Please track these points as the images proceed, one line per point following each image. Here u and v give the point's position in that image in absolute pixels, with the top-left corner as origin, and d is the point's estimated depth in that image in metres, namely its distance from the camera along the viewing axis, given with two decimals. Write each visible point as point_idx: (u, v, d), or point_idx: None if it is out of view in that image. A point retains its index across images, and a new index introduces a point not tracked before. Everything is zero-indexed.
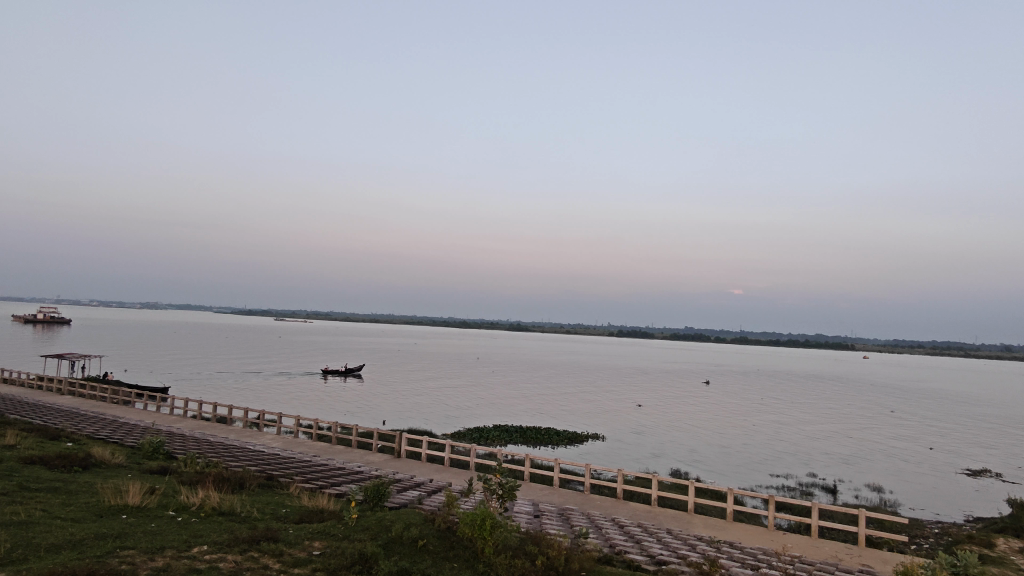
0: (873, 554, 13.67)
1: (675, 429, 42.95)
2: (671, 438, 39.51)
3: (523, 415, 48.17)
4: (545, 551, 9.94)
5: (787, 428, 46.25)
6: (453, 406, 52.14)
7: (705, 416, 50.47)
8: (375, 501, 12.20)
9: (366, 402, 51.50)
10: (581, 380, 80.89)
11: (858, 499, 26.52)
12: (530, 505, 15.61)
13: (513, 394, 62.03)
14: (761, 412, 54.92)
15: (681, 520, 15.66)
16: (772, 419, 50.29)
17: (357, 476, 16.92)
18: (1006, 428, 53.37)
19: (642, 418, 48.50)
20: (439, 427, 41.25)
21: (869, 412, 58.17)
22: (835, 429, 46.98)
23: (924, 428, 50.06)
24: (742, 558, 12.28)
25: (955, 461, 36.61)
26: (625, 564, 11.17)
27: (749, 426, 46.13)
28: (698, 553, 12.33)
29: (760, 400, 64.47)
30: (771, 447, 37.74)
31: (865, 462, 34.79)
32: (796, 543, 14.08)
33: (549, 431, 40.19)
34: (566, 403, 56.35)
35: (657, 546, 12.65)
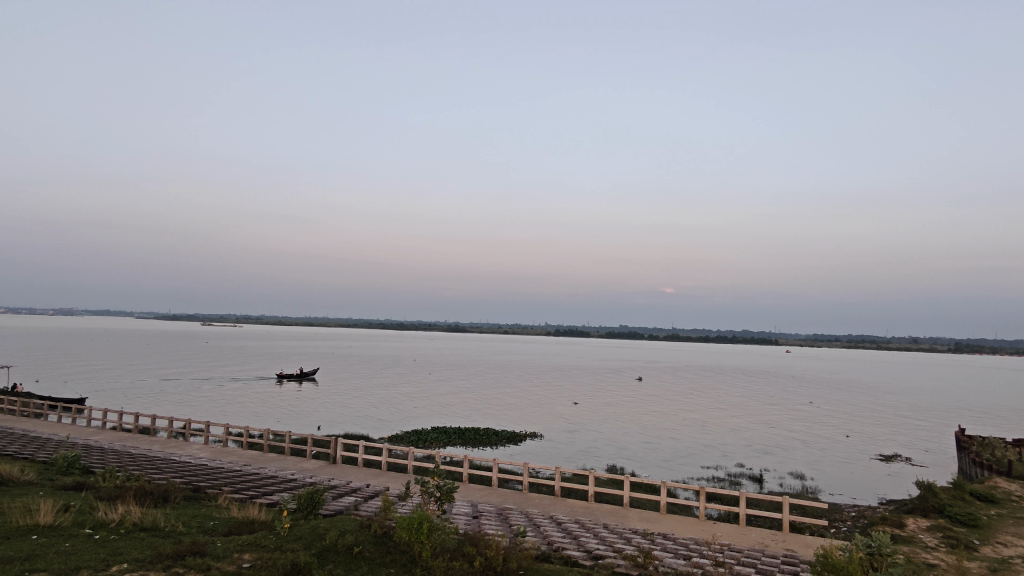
0: (796, 539, 14.27)
1: (610, 426, 43.85)
2: (606, 434, 40.28)
3: (461, 416, 48.05)
4: (483, 552, 9.93)
5: (717, 421, 47.98)
6: (390, 408, 51.45)
7: (639, 412, 51.80)
8: (309, 509, 11.92)
9: (300, 407, 50.21)
10: (519, 379, 81.39)
11: (783, 487, 27.74)
12: (469, 506, 15.59)
13: (450, 395, 61.84)
14: (691, 406, 56.76)
15: (617, 514, 15.98)
16: (702, 413, 52.06)
17: (289, 484, 16.43)
18: (912, 415, 57.17)
19: (579, 415, 49.29)
20: (377, 431, 40.64)
21: (791, 404, 61.08)
22: (760, 421, 49.11)
23: (841, 417, 52.92)
24: (675, 549, 12.65)
25: (869, 448, 38.90)
26: (562, 560, 11.30)
27: (681, 420, 47.56)
28: (633, 546, 12.60)
29: (690, 395, 66.68)
30: (701, 440, 39.06)
31: (787, 451, 36.45)
32: (725, 532, 14.59)
33: (488, 431, 40.24)
34: (504, 403, 56.67)
35: (594, 542, 12.85)
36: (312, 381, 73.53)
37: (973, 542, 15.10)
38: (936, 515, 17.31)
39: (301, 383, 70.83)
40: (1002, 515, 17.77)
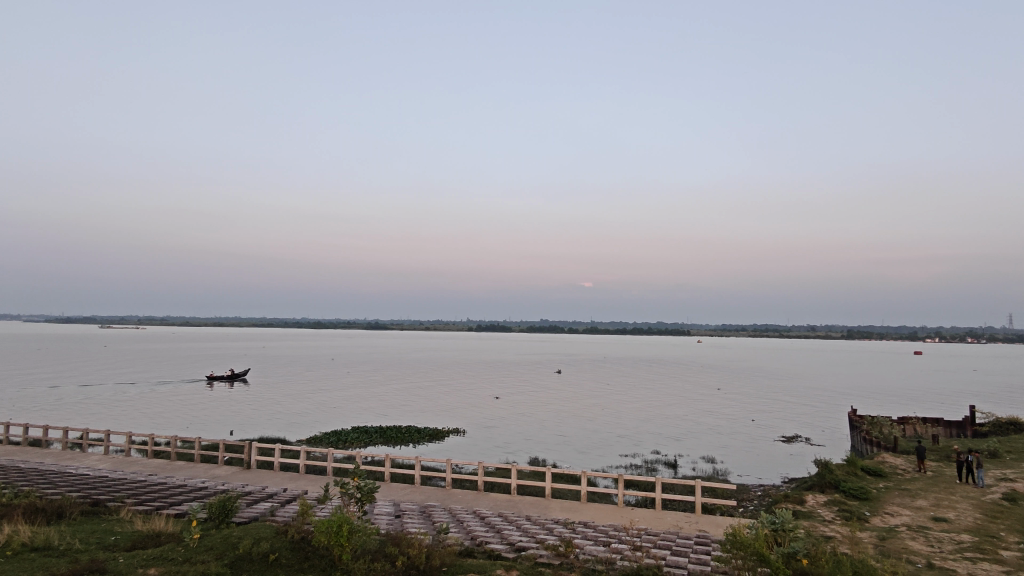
0: (707, 520, 14.96)
1: (532, 419, 44.47)
2: (528, 428, 40.78)
3: (382, 415, 47.31)
4: (405, 552, 9.85)
5: (633, 410, 49.53)
6: (307, 409, 49.89)
7: (559, 404, 52.71)
8: (221, 518, 11.44)
9: (212, 412, 48.03)
10: (442, 375, 80.99)
11: (696, 471, 29.01)
12: (391, 505, 15.40)
13: (370, 393, 60.92)
14: (609, 397, 58.37)
15: (540, 505, 16.23)
16: (619, 404, 53.66)
17: (200, 493, 15.65)
18: (810, 398, 61.03)
19: (501, 410, 49.70)
20: (294, 433, 39.32)
21: (701, 392, 63.90)
22: (674, 409, 51.10)
23: (747, 403, 55.88)
24: (596, 536, 13.01)
25: (772, 430, 41.30)
26: (485, 555, 11.36)
27: (599, 411, 48.77)
28: (555, 536, 12.88)
29: (608, 386, 68.52)
30: (620, 430, 40.28)
31: (699, 437, 38.21)
32: (642, 517, 15.11)
33: (410, 429, 39.82)
34: (426, 400, 56.33)
35: (516, 534, 13.02)
36: (242, 383, 71.05)
37: (865, 514, 16.35)
38: (832, 490, 18.58)
39: (217, 386, 67.63)
40: (889, 488, 19.32)
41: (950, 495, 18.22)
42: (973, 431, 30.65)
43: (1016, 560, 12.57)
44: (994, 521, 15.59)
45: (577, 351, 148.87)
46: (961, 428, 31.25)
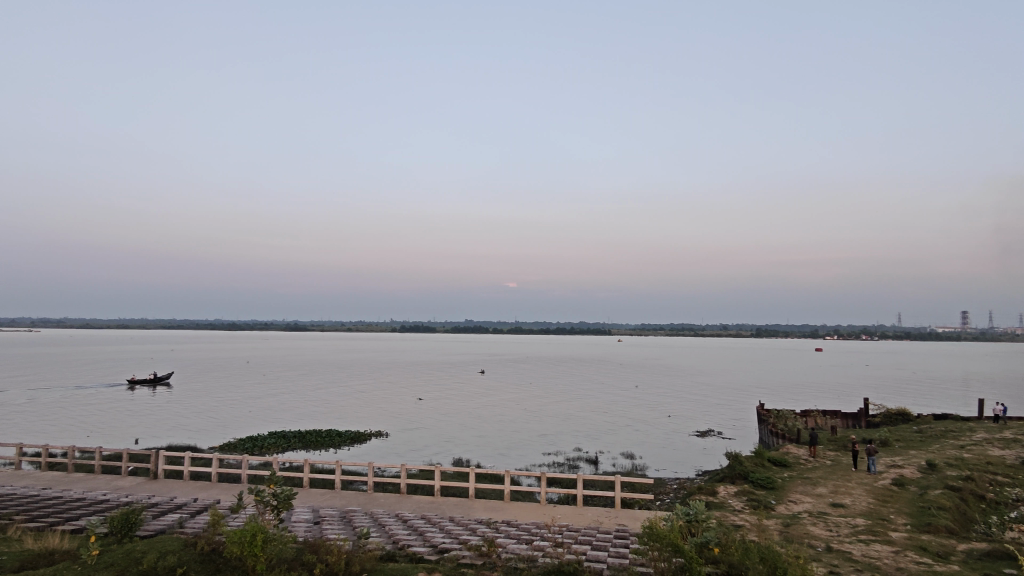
0: (626, 514, 15.36)
1: (455, 420, 44.48)
2: (452, 429, 40.70)
3: (302, 419, 45.93)
4: (323, 558, 9.63)
5: (556, 409, 50.36)
6: (221, 415, 47.76)
7: (483, 405, 52.88)
8: (123, 532, 10.78)
9: (116, 419, 45.34)
10: (364, 378, 79.54)
11: (615, 467, 29.82)
12: (310, 512, 14.96)
13: (288, 397, 59.12)
14: (532, 397, 59.08)
15: (463, 506, 16.21)
16: (542, 403, 54.40)
17: (100, 506, 14.66)
18: (723, 394, 63.97)
19: (424, 411, 49.38)
20: (207, 440, 37.52)
21: (621, 390, 65.74)
22: (595, 407, 52.31)
23: (664, 400, 57.90)
24: (519, 534, 13.12)
25: (687, 425, 42.97)
26: (407, 558, 11.24)
27: (523, 411, 49.25)
28: (477, 536, 12.90)
29: (531, 386, 69.31)
30: (542, 429, 40.87)
31: (618, 434, 39.30)
32: (564, 514, 15.35)
33: (331, 432, 38.86)
34: (347, 403, 55.23)
35: (439, 535, 12.96)
36: (168, 386, 68.93)
37: (771, 502, 17.28)
38: (741, 481, 19.52)
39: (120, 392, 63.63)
40: (793, 477, 20.50)
41: (846, 482, 19.52)
42: (867, 422, 33.00)
43: (903, 540, 13.62)
44: (885, 505, 16.81)
45: (500, 351, 150.19)
46: (857, 419, 33.55)
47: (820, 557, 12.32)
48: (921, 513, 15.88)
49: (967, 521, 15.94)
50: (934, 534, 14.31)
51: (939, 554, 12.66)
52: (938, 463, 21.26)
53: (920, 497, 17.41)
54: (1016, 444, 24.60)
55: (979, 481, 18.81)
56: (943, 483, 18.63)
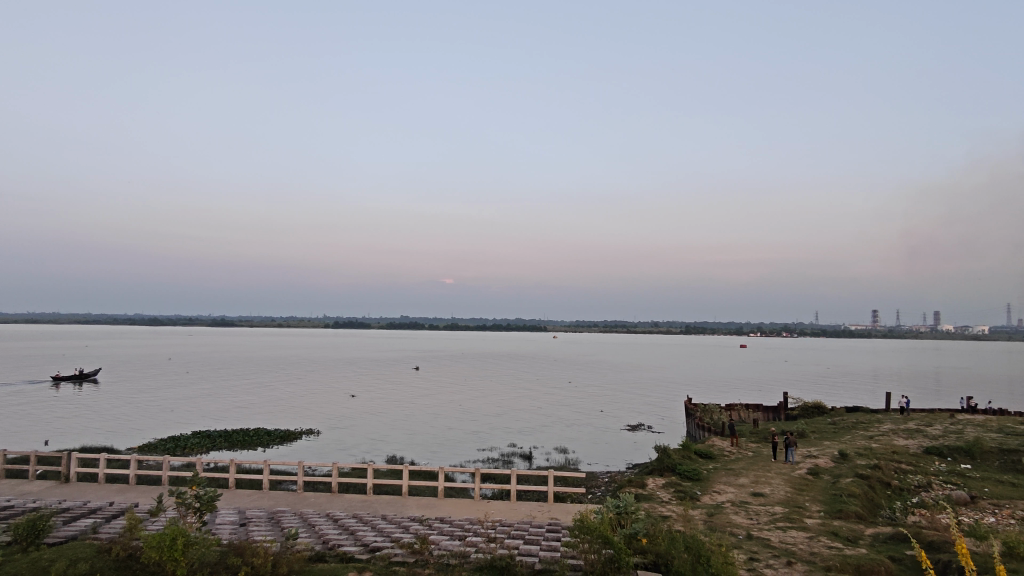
0: (559, 508, 15.58)
1: (389, 418, 44.03)
2: (386, 426, 40.28)
3: (228, 418, 44.40)
4: (249, 561, 9.37)
5: (490, 406, 50.56)
6: (140, 415, 45.57)
7: (417, 402, 52.54)
8: (30, 539, 10.17)
9: (22, 420, 42.56)
10: (296, 375, 77.67)
11: (549, 462, 30.21)
12: (236, 513, 14.48)
13: (214, 396, 57.08)
14: (466, 393, 59.14)
15: (396, 504, 16.06)
16: (476, 400, 54.51)
17: (3, 513, 13.73)
18: (652, 389, 65.85)
19: (358, 409, 48.62)
20: (125, 441, 35.71)
21: (555, 386, 66.68)
22: (528, 403, 52.82)
23: (596, 395, 59.11)
24: (452, 531, 13.11)
25: (618, 420, 43.96)
26: (338, 558, 11.05)
27: (456, 408, 49.18)
28: (410, 534, 12.81)
29: (465, 382, 69.33)
30: (476, 426, 40.96)
31: (552, 429, 39.85)
32: (497, 509, 15.44)
33: (259, 431, 37.68)
34: (276, 401, 53.79)
35: (371, 534, 12.81)
36: (92, 383, 65.95)
37: (697, 493, 17.93)
38: (669, 473, 20.16)
39: (27, 391, 59.83)
40: (717, 468, 21.32)
41: (766, 472, 20.47)
42: (786, 415, 34.64)
43: (817, 526, 14.39)
44: (801, 493, 17.74)
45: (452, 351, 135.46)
46: (776, 412, 35.20)
47: (741, 545, 12.87)
48: (834, 500, 16.82)
49: (874, 507, 17.02)
50: (845, 520, 15.20)
51: (849, 538, 13.46)
52: (849, 453, 22.58)
53: (833, 485, 18.46)
54: (918, 434, 26.38)
55: (886, 469, 20.10)
56: (854, 471, 19.82)
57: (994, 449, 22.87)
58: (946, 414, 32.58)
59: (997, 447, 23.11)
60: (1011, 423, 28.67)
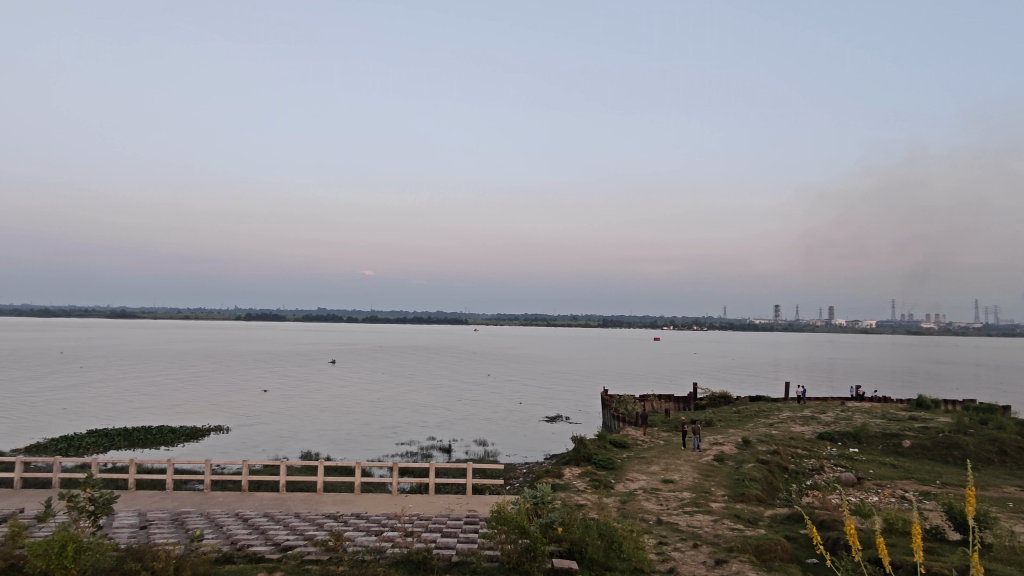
0: (477, 500, 15.64)
1: (303, 413, 42.86)
2: (301, 422, 39.15)
3: (127, 416, 41.83)
4: (148, 566, 8.89)
5: (408, 400, 50.05)
6: (25, 414, 42.19)
7: (332, 397, 51.33)
8: None
9: None
10: (203, 369, 74.20)
11: (468, 454, 30.27)
12: (135, 516, 13.66)
13: (112, 391, 53.71)
14: (384, 387, 58.33)
15: (310, 501, 15.63)
16: (394, 393, 53.84)
17: None
18: (570, 381, 67.23)
19: (270, 404, 46.98)
20: (8, 442, 32.97)
21: (474, 379, 66.84)
22: (447, 396, 52.71)
23: (515, 388, 59.71)
24: (368, 527, 12.91)
25: (536, 412, 44.59)
26: (246, 559, 10.66)
27: (374, 402, 48.40)
28: (324, 531, 12.52)
29: (383, 376, 68.36)
30: (395, 420, 40.44)
31: (470, 422, 40.00)
32: (415, 503, 15.34)
33: (162, 429, 35.76)
34: (181, 397, 51.08)
35: (283, 533, 12.43)
36: None
37: (611, 481, 18.49)
38: (585, 463, 20.65)
39: None
40: (630, 457, 22.02)
41: (676, 459, 21.33)
42: (695, 405, 36.20)
43: (721, 510, 15.17)
44: (707, 478, 18.64)
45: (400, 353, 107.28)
46: (687, 402, 36.74)
47: (652, 530, 13.38)
48: (737, 484, 17.78)
49: (773, 490, 18.14)
50: (746, 503, 16.10)
51: (750, 520, 14.28)
52: (752, 440, 23.91)
53: (736, 470, 19.49)
54: (812, 421, 28.27)
55: (784, 454, 21.42)
56: (755, 457, 21.01)
57: (878, 433, 24.83)
58: (837, 402, 35.07)
59: (881, 432, 25.11)
60: (893, 410, 31.19)
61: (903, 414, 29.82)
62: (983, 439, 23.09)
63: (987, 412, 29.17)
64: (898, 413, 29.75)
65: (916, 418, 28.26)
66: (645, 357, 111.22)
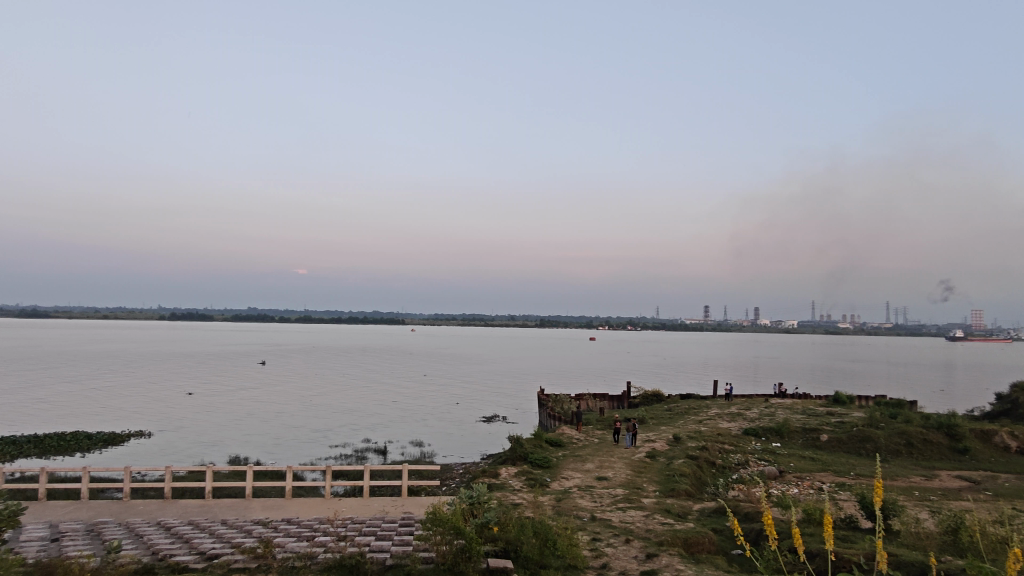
0: (412, 502, 15.51)
1: (231, 417, 41.48)
2: (228, 427, 37.79)
3: (37, 422, 39.30)
4: None
5: (342, 402, 49.07)
6: None
7: (262, 399, 49.79)
8: None
9: None
10: (121, 371, 70.57)
11: (404, 456, 29.99)
12: (45, 528, 12.84)
13: (20, 397, 50.38)
14: (316, 388, 57.04)
15: (238, 508, 15.08)
16: (326, 396, 52.66)
17: None
18: (507, 381, 67.53)
19: (196, 408, 45.10)
20: None
21: (410, 379, 66.18)
22: (382, 397, 52.00)
23: (451, 388, 59.49)
24: (299, 532, 12.57)
25: (473, 413, 44.58)
26: (169, 569, 10.18)
27: (306, 405, 47.19)
28: (253, 538, 12.13)
29: (316, 377, 66.83)
30: (329, 423, 39.62)
31: (406, 423, 39.69)
32: (349, 506, 15.05)
33: (77, 435, 33.80)
34: (97, 401, 48.40)
35: (208, 541, 11.94)
36: None
37: (546, 479, 18.70)
38: (521, 462, 20.80)
39: None
40: (565, 455, 22.31)
41: (610, 457, 21.76)
42: (629, 403, 37.01)
43: (652, 505, 15.57)
44: (639, 475, 19.12)
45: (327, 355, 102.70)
46: (620, 401, 37.54)
47: (586, 526, 13.62)
48: (668, 480, 18.29)
49: (701, 484, 18.77)
50: (676, 497, 16.61)
51: (680, 514, 14.73)
52: (682, 436, 24.69)
53: (667, 466, 20.04)
54: (738, 417, 29.38)
55: (712, 450, 22.19)
56: (685, 452, 21.66)
57: (798, 428, 26.08)
58: (761, 399, 36.65)
59: (801, 427, 26.38)
60: (813, 406, 32.79)
61: (821, 409, 31.39)
62: (893, 432, 24.59)
63: (896, 407, 31.07)
64: (818, 409, 31.30)
65: (833, 413, 29.87)
66: (578, 356, 110.96)
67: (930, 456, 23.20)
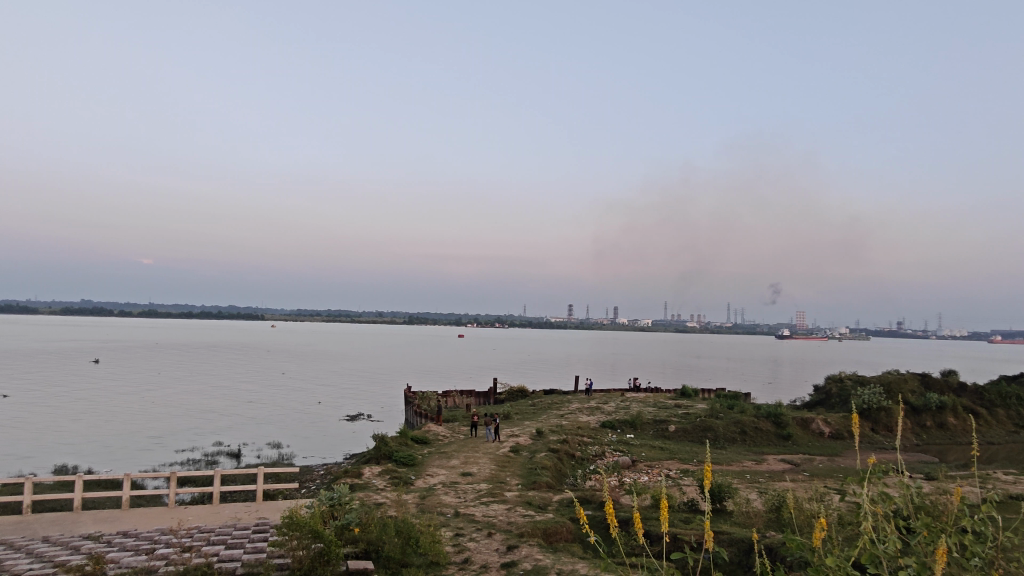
0: (267, 506, 14.77)
1: (56, 422, 37.27)
2: (55, 434, 33.96)
3: None
4: None
5: (189, 404, 45.72)
6: None
7: (95, 402, 45.19)
8: None
9: None
10: None
11: (260, 458, 28.52)
12: None
13: None
14: (161, 390, 52.66)
15: (64, 522, 13.54)
16: (171, 397, 48.82)
17: None
18: (372, 378, 66.17)
19: (13, 413, 40.03)
20: None
21: (267, 378, 62.97)
22: (236, 398, 48.99)
23: (312, 386, 57.31)
24: (137, 545, 11.53)
25: (335, 412, 43.25)
26: None
27: (148, 408, 43.39)
28: (81, 555, 10.95)
29: (160, 377, 61.67)
30: (174, 427, 36.75)
31: (262, 425, 37.71)
32: (195, 515, 14.02)
33: None
34: None
35: (25, 561, 10.60)
36: None
37: (411, 477, 18.53)
38: (385, 461, 20.46)
39: None
40: (430, 453, 22.24)
41: (474, 452, 22.03)
42: (494, 399, 37.62)
43: (514, 498, 15.98)
44: (503, 469, 19.54)
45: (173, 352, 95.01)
46: (486, 397, 38.09)
47: (449, 522, 13.70)
48: (530, 473, 18.86)
49: (561, 476, 19.55)
50: (537, 489, 17.18)
51: (540, 505, 15.25)
52: (544, 430, 25.53)
53: (529, 460, 20.67)
54: (597, 411, 30.90)
55: (572, 442, 23.17)
56: (547, 446, 22.45)
57: (649, 420, 27.90)
58: (616, 393, 38.77)
59: (652, 419, 28.20)
60: (663, 399, 35.15)
61: (670, 402, 33.75)
62: (730, 422, 26.99)
63: (733, 399, 34.08)
64: (667, 402, 33.57)
65: (679, 406, 32.14)
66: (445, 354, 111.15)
67: (760, 442, 25.75)
